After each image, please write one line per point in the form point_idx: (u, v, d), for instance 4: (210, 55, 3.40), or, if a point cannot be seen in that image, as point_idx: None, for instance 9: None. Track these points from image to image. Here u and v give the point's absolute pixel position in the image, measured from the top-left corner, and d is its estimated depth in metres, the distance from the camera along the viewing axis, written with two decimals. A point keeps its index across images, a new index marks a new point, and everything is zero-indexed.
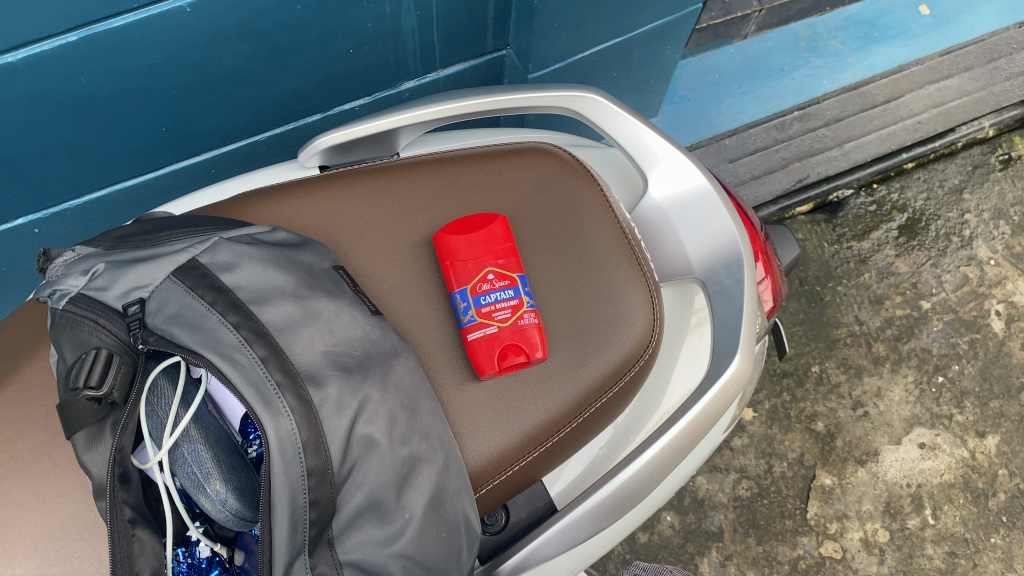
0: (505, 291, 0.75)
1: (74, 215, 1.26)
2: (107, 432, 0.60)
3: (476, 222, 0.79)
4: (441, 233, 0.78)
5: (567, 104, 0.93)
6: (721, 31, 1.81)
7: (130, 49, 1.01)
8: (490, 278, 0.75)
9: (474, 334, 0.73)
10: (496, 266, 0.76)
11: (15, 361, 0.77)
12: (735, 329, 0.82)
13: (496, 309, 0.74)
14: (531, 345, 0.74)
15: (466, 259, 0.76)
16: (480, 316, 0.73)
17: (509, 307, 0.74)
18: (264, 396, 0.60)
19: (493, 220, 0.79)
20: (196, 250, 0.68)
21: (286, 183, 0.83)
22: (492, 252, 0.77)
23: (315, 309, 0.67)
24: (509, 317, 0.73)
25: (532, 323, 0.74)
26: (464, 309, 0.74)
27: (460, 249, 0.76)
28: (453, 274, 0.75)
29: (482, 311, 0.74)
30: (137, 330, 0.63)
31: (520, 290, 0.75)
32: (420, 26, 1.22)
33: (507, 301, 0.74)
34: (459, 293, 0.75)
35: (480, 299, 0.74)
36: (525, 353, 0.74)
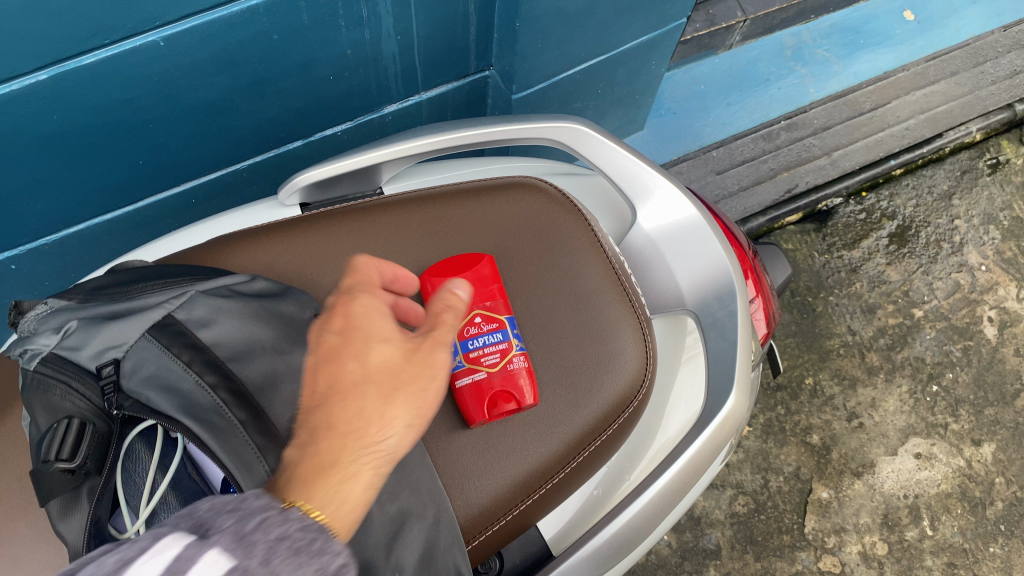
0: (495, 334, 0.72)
1: (51, 250, 1.23)
2: (84, 498, 0.57)
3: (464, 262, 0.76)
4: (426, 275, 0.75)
5: (551, 135, 0.91)
6: (705, 42, 1.79)
7: (103, 85, 0.98)
8: (478, 321, 0.72)
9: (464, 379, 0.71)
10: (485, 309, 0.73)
11: None
12: (730, 364, 0.81)
13: (485, 353, 0.71)
14: (522, 392, 0.71)
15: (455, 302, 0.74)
16: (468, 361, 0.71)
17: (498, 350, 0.71)
18: (245, 461, 0.58)
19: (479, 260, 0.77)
20: (172, 305, 0.65)
21: (264, 225, 0.80)
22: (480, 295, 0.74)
23: (296, 364, 0.66)
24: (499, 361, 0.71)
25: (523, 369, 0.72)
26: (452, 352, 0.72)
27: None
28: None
29: (471, 357, 0.71)
30: (112, 394, 0.60)
31: (509, 332, 0.73)
32: (400, 51, 1.20)
33: (495, 345, 0.71)
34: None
35: (468, 343, 0.72)
36: (516, 399, 0.72)
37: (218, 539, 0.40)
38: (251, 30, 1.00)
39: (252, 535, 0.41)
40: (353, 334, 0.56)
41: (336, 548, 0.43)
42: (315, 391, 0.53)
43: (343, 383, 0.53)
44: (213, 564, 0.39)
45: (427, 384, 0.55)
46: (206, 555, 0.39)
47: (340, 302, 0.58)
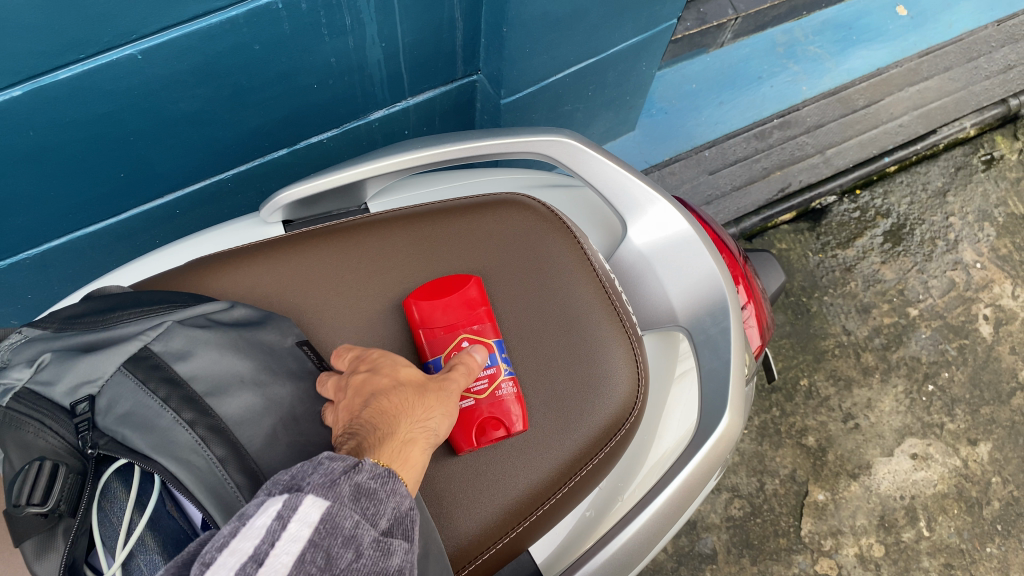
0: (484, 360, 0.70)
1: (32, 264, 1.21)
2: (59, 538, 0.54)
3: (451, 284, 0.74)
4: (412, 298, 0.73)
5: (540, 149, 0.89)
6: (697, 41, 1.77)
7: (80, 100, 0.95)
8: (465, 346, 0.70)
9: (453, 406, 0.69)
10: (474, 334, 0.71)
11: None
12: (724, 384, 0.79)
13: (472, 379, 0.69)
14: (511, 419, 0.70)
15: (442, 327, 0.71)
16: None
17: (486, 376, 0.69)
18: (224, 500, 0.56)
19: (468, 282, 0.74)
20: (148, 337, 0.62)
21: (244, 247, 0.79)
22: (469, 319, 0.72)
23: (277, 397, 0.63)
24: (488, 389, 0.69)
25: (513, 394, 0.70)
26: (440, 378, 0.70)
27: (434, 316, 0.72)
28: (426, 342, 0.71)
29: None
30: (86, 432, 0.57)
31: (497, 357, 0.71)
32: (385, 58, 1.17)
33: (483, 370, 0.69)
34: (432, 361, 0.70)
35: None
36: (505, 426, 0.70)
37: (314, 486, 0.47)
38: (231, 41, 0.98)
39: (339, 479, 0.48)
40: (382, 362, 0.62)
41: (401, 490, 0.51)
42: (354, 407, 0.59)
43: (381, 388, 0.59)
44: (315, 504, 0.46)
45: (449, 391, 0.62)
46: (307, 499, 0.46)
47: (356, 358, 0.65)
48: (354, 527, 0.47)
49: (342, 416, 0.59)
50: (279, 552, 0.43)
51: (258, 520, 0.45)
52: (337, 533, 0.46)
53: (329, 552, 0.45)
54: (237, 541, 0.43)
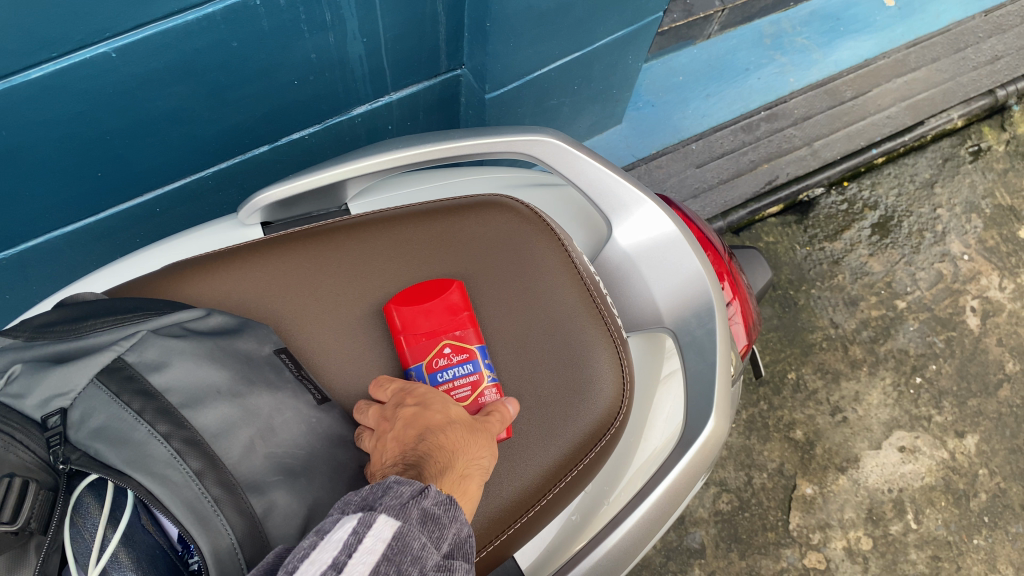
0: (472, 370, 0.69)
1: (11, 264, 1.19)
2: (31, 555, 0.51)
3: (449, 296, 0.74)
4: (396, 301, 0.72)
5: (523, 149, 0.88)
6: (683, 33, 1.76)
7: (54, 99, 0.93)
8: (447, 352, 0.69)
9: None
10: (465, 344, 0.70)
11: None
12: (709, 388, 0.78)
13: (454, 387, 0.68)
14: None
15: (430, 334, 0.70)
16: None
17: (469, 383, 0.68)
18: (201, 515, 0.54)
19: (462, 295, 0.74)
20: (122, 347, 0.60)
21: (220, 251, 0.77)
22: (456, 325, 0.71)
23: (254, 407, 0.61)
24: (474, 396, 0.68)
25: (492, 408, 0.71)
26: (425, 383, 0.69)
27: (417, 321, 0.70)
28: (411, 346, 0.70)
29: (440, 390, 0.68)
30: (58, 446, 0.54)
31: (480, 362, 0.69)
32: (367, 54, 1.16)
33: (466, 377, 0.68)
34: (414, 369, 0.69)
35: (438, 376, 0.68)
36: None
37: (386, 506, 0.48)
38: (208, 38, 0.96)
39: (408, 502, 0.49)
40: (432, 397, 0.63)
41: (461, 516, 0.52)
42: (406, 440, 0.59)
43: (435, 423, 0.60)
44: (387, 523, 0.47)
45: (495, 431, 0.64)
46: (380, 518, 0.47)
47: (401, 391, 0.65)
48: (421, 547, 0.48)
49: (390, 446, 0.60)
50: (356, 562, 0.45)
51: (335, 535, 0.46)
52: (407, 551, 0.47)
53: (401, 566, 0.46)
54: (317, 552, 0.45)
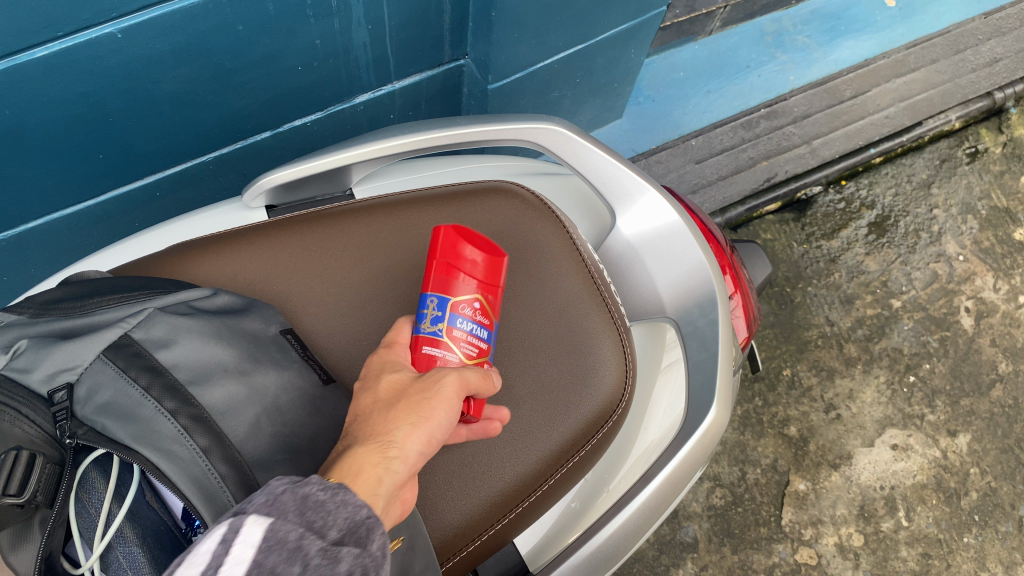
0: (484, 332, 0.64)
1: (10, 245, 1.19)
2: (35, 530, 0.51)
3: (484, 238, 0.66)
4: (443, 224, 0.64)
5: (529, 136, 0.88)
6: (685, 29, 1.76)
7: (58, 78, 0.93)
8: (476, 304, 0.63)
9: (427, 350, 0.62)
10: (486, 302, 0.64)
11: None
12: (711, 377, 0.79)
13: (464, 339, 0.63)
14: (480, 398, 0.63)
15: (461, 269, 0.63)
16: (448, 334, 0.62)
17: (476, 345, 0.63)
18: (207, 491, 0.53)
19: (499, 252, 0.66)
20: (129, 324, 0.61)
21: (227, 232, 0.78)
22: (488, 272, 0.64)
23: (261, 386, 0.62)
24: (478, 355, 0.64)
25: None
26: (435, 312, 0.62)
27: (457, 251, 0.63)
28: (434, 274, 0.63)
29: (451, 332, 0.62)
30: (65, 421, 0.55)
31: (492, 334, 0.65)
32: (371, 41, 1.15)
33: (476, 338, 0.63)
34: (435, 296, 0.62)
35: (457, 318, 0.62)
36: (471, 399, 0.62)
37: (257, 505, 0.41)
38: (214, 21, 0.96)
39: (284, 494, 0.42)
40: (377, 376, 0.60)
41: (356, 499, 0.44)
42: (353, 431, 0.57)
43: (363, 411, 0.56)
44: (257, 522, 0.40)
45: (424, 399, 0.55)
46: (248, 519, 0.40)
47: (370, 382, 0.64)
48: (300, 538, 0.40)
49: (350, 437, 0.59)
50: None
51: (203, 547, 0.39)
52: (282, 547, 0.39)
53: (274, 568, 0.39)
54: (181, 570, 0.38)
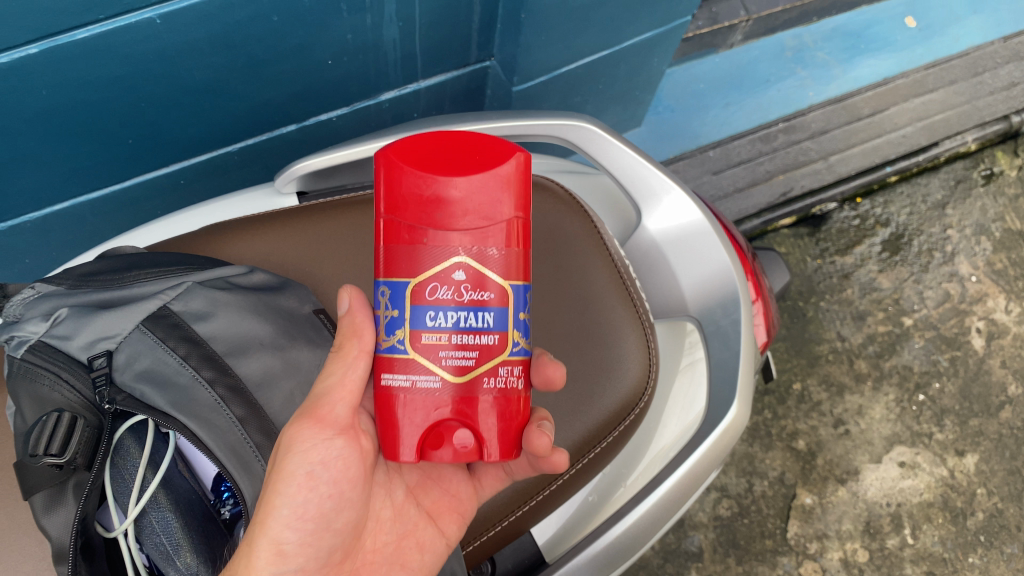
0: (489, 315, 0.57)
1: (33, 227, 1.20)
2: (70, 493, 0.55)
3: (468, 152, 0.58)
4: (388, 149, 0.59)
5: (559, 132, 0.91)
6: (707, 41, 1.79)
7: (95, 60, 0.94)
8: (448, 289, 0.56)
9: (388, 375, 0.58)
10: (469, 259, 0.56)
11: None
12: (734, 375, 0.83)
13: (441, 345, 0.56)
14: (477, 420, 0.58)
15: (411, 224, 0.57)
16: (414, 346, 0.57)
17: (462, 352, 0.57)
18: (244, 460, 0.58)
19: (485, 168, 0.57)
20: (168, 297, 0.63)
21: (261, 214, 0.85)
22: (447, 212, 0.56)
23: (295, 360, 0.66)
24: (471, 367, 0.57)
25: (520, 392, 0.60)
26: (388, 310, 0.57)
27: (408, 199, 0.57)
28: (384, 247, 0.58)
29: (419, 341, 0.56)
30: (104, 387, 0.56)
31: (494, 322, 0.57)
32: (401, 38, 1.17)
33: (460, 337, 0.56)
34: (400, 292, 0.57)
35: (423, 318, 0.56)
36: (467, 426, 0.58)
37: None
38: (251, 10, 0.97)
39: None
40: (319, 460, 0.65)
41: None
42: None
43: None
44: None
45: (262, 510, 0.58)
46: None
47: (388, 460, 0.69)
48: None
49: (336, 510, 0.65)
50: None
51: None
52: None
53: None
54: None
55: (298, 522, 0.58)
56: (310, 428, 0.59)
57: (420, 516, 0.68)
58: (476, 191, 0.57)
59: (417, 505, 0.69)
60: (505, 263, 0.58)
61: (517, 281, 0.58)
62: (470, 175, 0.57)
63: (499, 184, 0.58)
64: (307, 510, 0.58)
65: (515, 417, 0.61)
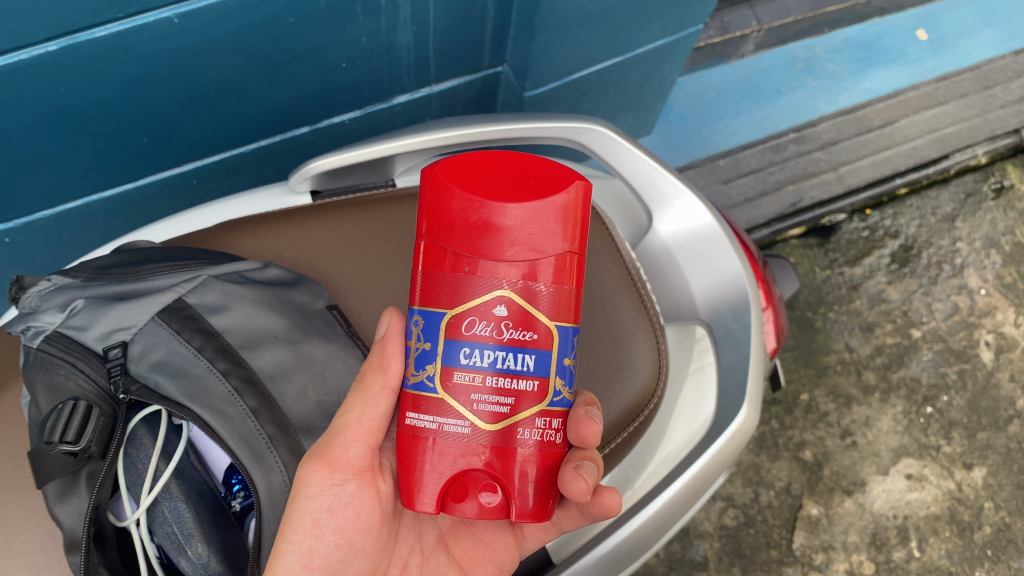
0: (528, 357, 0.56)
1: (46, 225, 1.21)
2: (83, 482, 0.57)
3: (522, 179, 0.57)
4: (437, 167, 0.58)
5: (571, 136, 0.92)
6: (718, 50, 1.79)
7: (113, 59, 0.94)
8: (486, 327, 0.55)
9: (413, 415, 0.58)
10: (513, 292, 0.55)
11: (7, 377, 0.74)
12: (743, 378, 0.86)
13: (476, 388, 0.55)
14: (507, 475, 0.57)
15: (455, 251, 0.56)
16: (444, 386, 0.56)
17: (497, 397, 0.55)
18: (256, 451, 0.61)
19: (539, 196, 0.56)
20: (183, 291, 0.66)
21: (276, 212, 0.89)
22: (494, 239, 0.55)
23: (307, 354, 0.70)
24: (506, 415, 0.56)
25: (556, 446, 0.59)
26: (422, 342, 0.57)
27: (456, 225, 0.56)
28: (426, 272, 0.57)
29: (452, 381, 0.56)
30: (118, 376, 0.59)
31: (533, 365, 0.56)
32: (415, 42, 1.17)
33: (496, 381, 0.55)
34: (438, 325, 0.56)
35: (459, 355, 0.55)
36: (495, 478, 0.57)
37: None
38: (267, 12, 0.97)
39: None
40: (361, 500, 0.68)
41: None
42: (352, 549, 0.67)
43: None
44: None
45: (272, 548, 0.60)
46: None
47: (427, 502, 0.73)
48: None
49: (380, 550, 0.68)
50: None
51: None
52: None
53: None
54: None
55: (305, 562, 0.60)
56: (320, 471, 0.61)
57: (450, 565, 0.71)
58: (529, 220, 0.56)
59: (448, 553, 0.71)
60: (552, 302, 0.56)
61: (563, 321, 0.57)
62: (523, 204, 0.55)
63: (552, 215, 0.56)
64: (311, 558, 0.60)
65: (547, 470, 0.59)
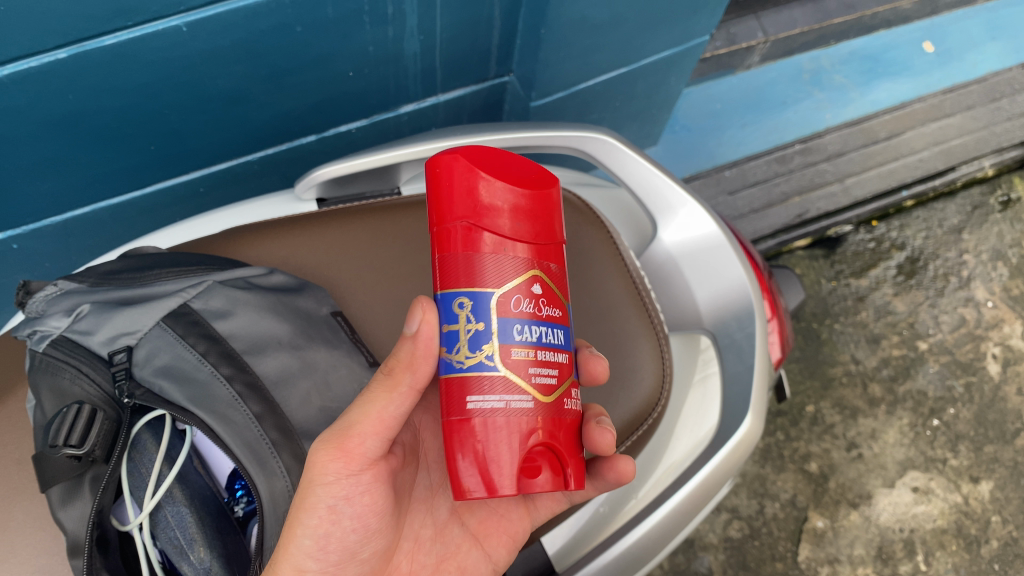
0: (558, 332, 0.57)
1: (54, 232, 1.21)
2: (87, 487, 0.57)
3: (525, 172, 0.59)
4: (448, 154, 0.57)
5: (577, 145, 0.93)
6: (724, 62, 1.79)
7: (121, 67, 0.95)
8: (529, 303, 0.55)
9: (472, 398, 0.54)
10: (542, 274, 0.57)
11: (12, 382, 0.74)
12: (747, 389, 0.87)
13: (530, 362, 0.54)
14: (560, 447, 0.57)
15: (491, 231, 0.55)
16: (506, 365, 0.54)
17: (548, 368, 0.55)
18: (259, 456, 0.61)
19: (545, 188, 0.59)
20: (188, 295, 0.67)
21: (283, 218, 0.90)
22: (523, 223, 0.56)
23: (311, 360, 0.71)
24: (553, 386, 0.56)
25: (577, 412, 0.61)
26: (473, 323, 0.54)
27: (490, 207, 0.55)
28: (466, 253, 0.55)
29: (513, 359, 0.54)
30: (123, 381, 0.60)
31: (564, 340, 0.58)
32: (421, 52, 1.18)
33: (545, 354, 0.55)
34: (485, 303, 0.54)
35: (514, 333, 0.54)
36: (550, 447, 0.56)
37: None
38: (275, 20, 0.97)
39: None
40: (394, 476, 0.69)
41: None
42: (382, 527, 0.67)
43: None
44: None
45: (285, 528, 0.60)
46: None
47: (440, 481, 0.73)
48: None
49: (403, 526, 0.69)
50: None
51: None
52: None
53: None
54: None
55: (319, 542, 0.61)
56: (336, 462, 0.60)
57: (464, 538, 0.71)
58: (544, 209, 0.58)
59: (462, 525, 0.71)
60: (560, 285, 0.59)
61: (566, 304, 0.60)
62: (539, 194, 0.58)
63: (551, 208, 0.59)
64: (328, 541, 0.61)
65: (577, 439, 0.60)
